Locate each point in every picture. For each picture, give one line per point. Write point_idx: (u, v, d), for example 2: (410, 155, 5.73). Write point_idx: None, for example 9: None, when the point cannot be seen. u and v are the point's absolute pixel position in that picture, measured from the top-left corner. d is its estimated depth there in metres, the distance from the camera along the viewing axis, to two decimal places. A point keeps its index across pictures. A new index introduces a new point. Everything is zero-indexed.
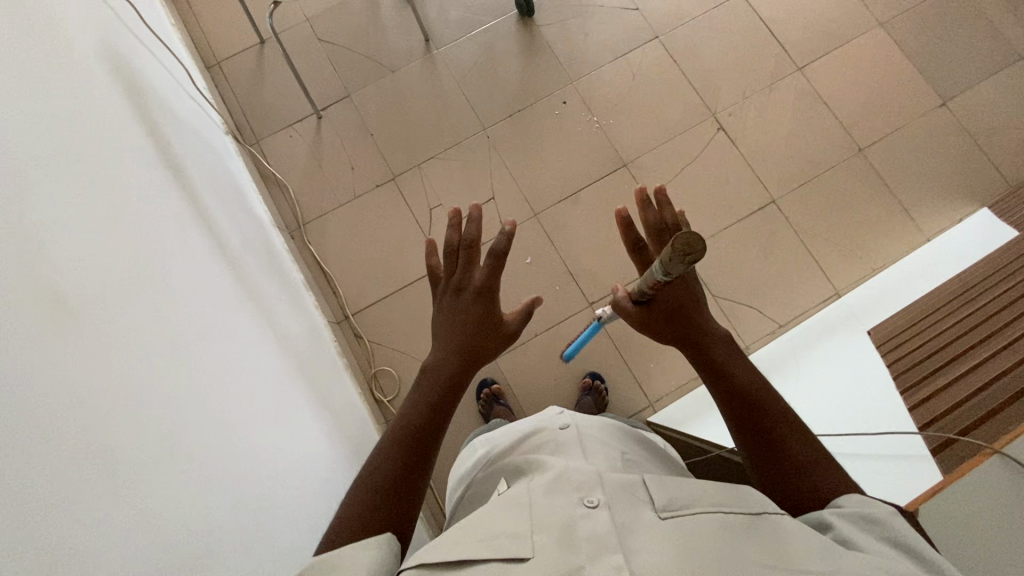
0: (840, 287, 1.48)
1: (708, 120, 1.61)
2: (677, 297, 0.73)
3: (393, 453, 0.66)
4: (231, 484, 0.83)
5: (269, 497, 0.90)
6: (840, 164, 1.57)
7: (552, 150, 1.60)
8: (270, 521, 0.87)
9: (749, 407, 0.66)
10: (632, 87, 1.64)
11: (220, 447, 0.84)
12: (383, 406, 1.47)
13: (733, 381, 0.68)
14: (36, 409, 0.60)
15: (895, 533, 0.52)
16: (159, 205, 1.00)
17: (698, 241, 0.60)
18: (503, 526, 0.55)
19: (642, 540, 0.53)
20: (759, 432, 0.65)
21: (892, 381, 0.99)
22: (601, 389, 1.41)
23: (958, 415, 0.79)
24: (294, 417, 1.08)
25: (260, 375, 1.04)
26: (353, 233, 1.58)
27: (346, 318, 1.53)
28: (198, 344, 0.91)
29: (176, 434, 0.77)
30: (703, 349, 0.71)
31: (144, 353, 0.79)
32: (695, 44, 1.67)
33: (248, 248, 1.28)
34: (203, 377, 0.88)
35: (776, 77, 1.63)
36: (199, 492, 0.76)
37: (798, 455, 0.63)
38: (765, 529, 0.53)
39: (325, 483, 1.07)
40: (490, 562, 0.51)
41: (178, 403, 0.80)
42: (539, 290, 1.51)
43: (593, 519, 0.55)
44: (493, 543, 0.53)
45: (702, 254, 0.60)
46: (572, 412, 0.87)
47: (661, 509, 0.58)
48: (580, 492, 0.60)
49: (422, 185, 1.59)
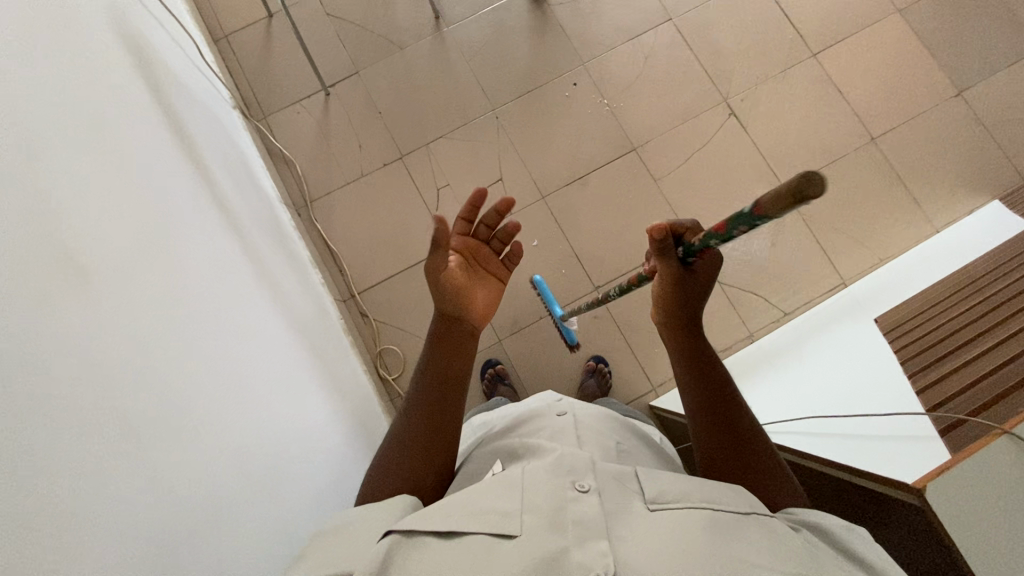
0: (846, 276, 1.48)
1: (720, 105, 1.59)
2: (704, 282, 0.74)
3: (400, 437, 0.68)
4: (235, 457, 0.83)
5: (274, 469, 0.90)
6: (852, 153, 1.56)
7: (561, 133, 1.59)
8: (275, 492, 0.88)
9: (712, 403, 0.71)
10: (643, 70, 1.62)
11: (229, 415, 0.85)
12: (388, 384, 1.50)
13: (706, 376, 0.73)
14: (67, 367, 0.62)
15: (849, 543, 0.54)
16: (169, 174, 1.00)
17: (818, 179, 0.45)
18: (494, 502, 0.56)
19: (629, 529, 0.54)
20: (714, 425, 0.70)
21: (897, 368, 0.98)
22: (604, 371, 1.42)
23: (969, 397, 0.79)
24: (302, 391, 1.10)
25: (267, 348, 1.05)
26: (360, 211, 1.57)
27: (352, 297, 1.54)
28: (206, 314, 0.92)
29: (188, 402, 0.78)
30: (694, 337, 0.76)
31: (157, 321, 0.79)
32: (709, 27, 1.64)
33: (255, 222, 1.28)
34: (212, 348, 0.89)
35: (791, 63, 1.61)
36: (211, 457, 0.78)
37: (746, 453, 0.67)
38: (748, 525, 0.54)
39: (328, 458, 1.08)
40: (477, 538, 0.52)
41: (190, 370, 0.81)
42: (546, 273, 1.52)
43: (582, 503, 0.56)
44: (482, 518, 0.54)
45: (820, 188, 0.44)
46: (571, 400, 0.88)
47: (650, 501, 0.58)
48: (571, 476, 0.60)
49: (429, 165, 1.58)
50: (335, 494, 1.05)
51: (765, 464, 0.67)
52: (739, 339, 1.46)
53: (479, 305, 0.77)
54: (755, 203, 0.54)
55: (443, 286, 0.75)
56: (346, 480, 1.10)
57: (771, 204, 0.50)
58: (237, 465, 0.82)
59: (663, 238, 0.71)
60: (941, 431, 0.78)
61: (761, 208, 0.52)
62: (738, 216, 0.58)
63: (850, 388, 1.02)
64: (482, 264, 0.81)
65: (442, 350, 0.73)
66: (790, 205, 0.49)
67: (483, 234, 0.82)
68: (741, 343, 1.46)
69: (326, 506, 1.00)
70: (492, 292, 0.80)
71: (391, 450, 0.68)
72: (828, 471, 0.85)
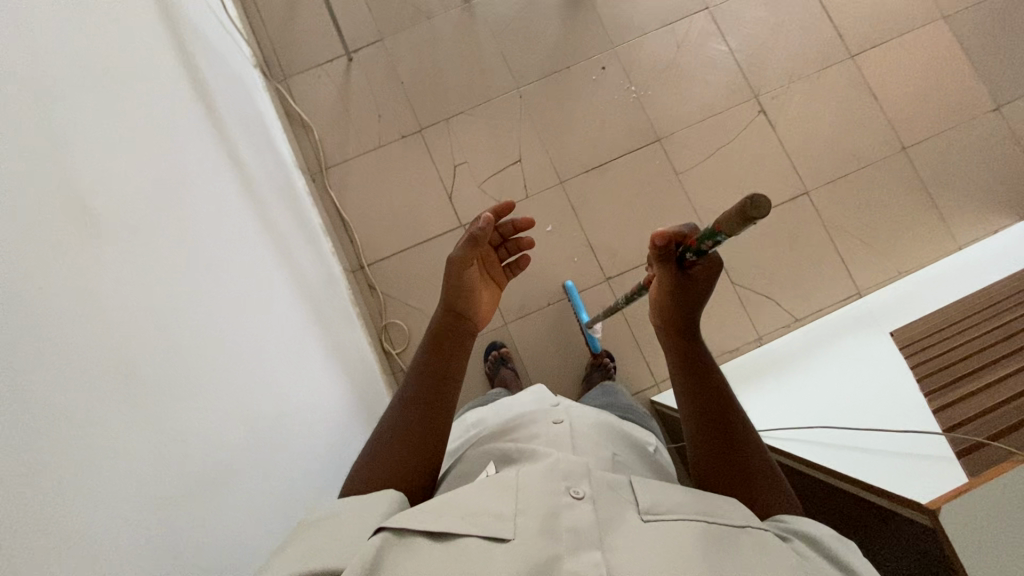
0: (861, 287, 1.46)
1: (750, 101, 1.55)
2: (703, 285, 0.74)
3: (395, 432, 0.67)
4: (238, 420, 0.83)
5: (274, 434, 0.90)
6: (881, 161, 1.52)
7: (584, 118, 1.55)
8: (274, 458, 0.88)
9: (710, 410, 0.70)
10: (674, 59, 1.57)
11: (231, 375, 0.85)
12: (391, 358, 1.50)
13: (705, 383, 0.72)
14: (76, 313, 0.61)
15: (842, 554, 0.53)
16: (185, 128, 0.98)
17: (763, 201, 0.58)
18: (486, 504, 0.56)
19: (623, 540, 0.53)
20: (711, 433, 0.69)
21: (914, 387, 0.96)
22: (609, 366, 1.38)
23: (989, 420, 0.78)
24: (306, 358, 1.10)
25: (273, 312, 1.05)
26: (375, 182, 1.55)
27: (361, 268, 1.53)
28: (213, 272, 0.91)
29: (191, 358, 0.77)
30: (691, 342, 0.77)
31: (165, 274, 0.78)
32: (746, 19, 1.59)
33: (269, 184, 1.27)
34: (219, 307, 0.88)
35: (827, 63, 1.56)
36: (214, 416, 0.78)
37: (742, 463, 0.66)
38: (741, 537, 0.54)
39: (328, 426, 1.08)
40: (470, 540, 0.52)
41: (194, 326, 0.80)
42: (557, 259, 1.50)
43: (576, 511, 0.55)
44: (474, 521, 0.54)
45: (765, 209, 0.58)
46: (566, 404, 0.88)
47: (645, 511, 0.57)
48: (567, 481, 0.59)
49: (448, 141, 1.56)
50: (333, 464, 1.05)
51: (762, 474, 0.65)
52: (747, 342, 1.44)
53: (486, 308, 0.82)
54: (714, 223, 0.66)
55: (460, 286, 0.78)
56: (345, 449, 1.11)
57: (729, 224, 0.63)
58: (240, 428, 0.82)
59: (664, 244, 0.73)
60: (961, 456, 0.76)
61: (721, 226, 0.64)
62: (704, 234, 0.69)
63: (857, 399, 1.01)
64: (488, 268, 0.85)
65: (444, 347, 0.75)
66: (744, 222, 0.61)
67: (495, 241, 0.86)
68: (748, 346, 1.44)
69: (323, 473, 1.01)
70: (494, 297, 0.85)
71: (385, 438, 0.67)
72: (836, 483, 0.85)
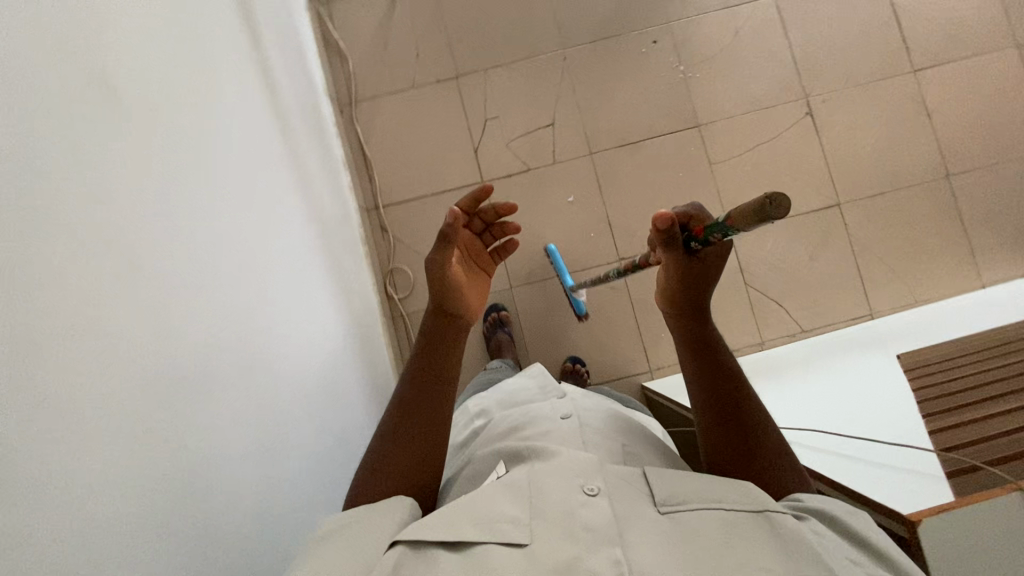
0: (875, 309, 1.43)
1: (799, 101, 1.49)
2: (711, 266, 0.71)
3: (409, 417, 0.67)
4: (260, 330, 0.83)
5: (285, 348, 0.90)
6: (922, 185, 1.47)
7: (626, 92, 1.51)
8: (288, 373, 0.89)
9: (724, 401, 0.70)
10: (729, 44, 1.51)
11: (248, 274, 0.83)
12: (392, 302, 1.50)
13: (717, 372, 0.72)
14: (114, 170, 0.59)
15: (860, 529, 0.52)
16: (224, 26, 0.95)
17: (783, 200, 0.49)
18: (503, 508, 0.56)
19: (641, 535, 0.52)
20: (725, 422, 0.69)
21: (912, 403, 0.93)
22: (582, 374, 1.40)
23: (984, 449, 0.75)
24: (313, 285, 1.09)
25: (287, 230, 1.03)
26: (403, 123, 1.52)
27: (376, 209, 1.51)
28: (238, 173, 0.88)
29: (212, 245, 0.75)
30: (699, 330, 0.75)
31: (196, 157, 0.76)
32: (812, 15, 1.52)
33: (297, 106, 1.25)
34: (241, 208, 0.87)
35: (886, 73, 1.50)
36: (229, 305, 0.76)
37: (760, 451, 0.67)
38: (755, 521, 0.53)
39: (327, 352, 1.08)
40: (486, 546, 0.52)
41: (214, 212, 0.77)
42: (574, 231, 1.48)
43: (592, 508, 0.55)
44: (491, 525, 0.54)
45: (785, 207, 0.49)
46: (571, 395, 0.88)
47: (662, 503, 0.57)
48: (581, 479, 0.59)
49: (483, 92, 1.52)
50: (331, 394, 1.05)
51: (780, 459, 0.66)
52: (748, 344, 1.43)
53: (477, 303, 0.76)
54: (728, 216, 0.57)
55: (445, 282, 0.71)
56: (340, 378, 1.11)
57: (739, 217, 0.54)
58: (259, 335, 0.82)
59: (667, 228, 0.66)
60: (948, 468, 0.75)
61: (734, 221, 0.56)
62: (714, 225, 0.62)
63: (846, 410, 1.00)
64: (473, 259, 0.79)
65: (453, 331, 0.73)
66: (759, 221, 0.53)
67: (477, 228, 0.80)
68: (749, 349, 1.43)
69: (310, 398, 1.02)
70: (483, 288, 0.79)
71: (396, 418, 0.67)
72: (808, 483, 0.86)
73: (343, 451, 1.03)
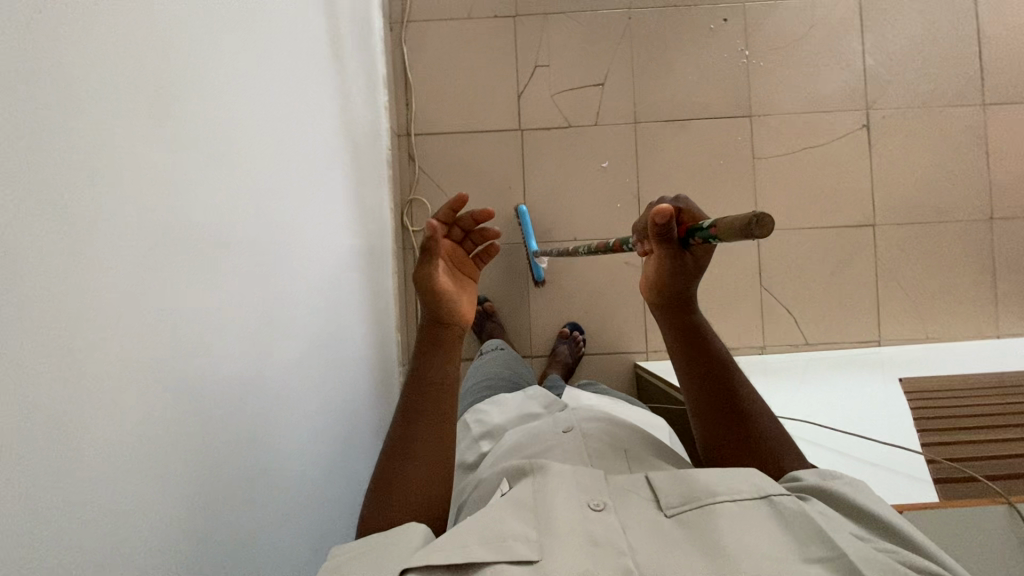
0: (884, 336, 1.41)
1: (859, 111, 1.44)
2: (700, 257, 0.71)
3: (415, 425, 0.66)
4: (271, 212, 0.81)
5: (294, 237, 0.89)
6: (962, 222, 1.42)
7: (685, 66, 1.45)
8: (293, 262, 0.88)
9: (717, 396, 0.71)
10: (800, 38, 1.45)
11: (274, 158, 0.82)
12: (406, 233, 1.48)
13: (711, 368, 0.72)
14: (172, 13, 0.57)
15: (858, 501, 0.52)
16: None
17: (766, 221, 0.48)
18: (512, 527, 0.52)
19: (645, 540, 0.52)
20: (718, 411, 0.70)
21: (910, 419, 0.92)
22: (578, 341, 1.41)
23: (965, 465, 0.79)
24: (334, 195, 1.08)
25: (318, 128, 1.01)
26: (451, 54, 1.47)
27: (407, 135, 1.48)
28: (280, 55, 0.86)
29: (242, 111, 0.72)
30: (688, 329, 0.75)
31: (242, 26, 0.73)
32: (895, 23, 1.45)
33: (349, 10, 1.21)
34: (277, 91, 0.84)
35: (956, 100, 1.44)
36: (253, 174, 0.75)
37: (755, 438, 0.67)
38: (760, 516, 0.53)
39: (336, 263, 1.07)
40: (495, 566, 0.48)
41: (251, 81, 0.75)
42: (601, 198, 1.45)
43: (599, 521, 0.54)
44: (498, 545, 0.50)
45: (767, 228, 0.47)
46: (572, 410, 0.89)
47: (668, 507, 0.57)
48: (585, 494, 0.58)
49: (539, 37, 1.46)
50: (334, 303, 1.05)
51: (774, 443, 0.67)
52: (750, 345, 1.42)
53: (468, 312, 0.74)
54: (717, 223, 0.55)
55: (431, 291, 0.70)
56: (344, 291, 1.11)
57: (726, 229, 0.53)
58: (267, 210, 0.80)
59: (664, 223, 0.66)
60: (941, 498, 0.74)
61: (720, 229, 0.54)
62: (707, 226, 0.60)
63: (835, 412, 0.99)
64: (456, 268, 0.77)
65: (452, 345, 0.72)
66: (741, 234, 0.51)
67: (457, 235, 0.76)
68: (750, 350, 1.42)
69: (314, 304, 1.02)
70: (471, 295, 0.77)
71: (401, 425, 0.66)
72: None
73: (335, 362, 1.04)
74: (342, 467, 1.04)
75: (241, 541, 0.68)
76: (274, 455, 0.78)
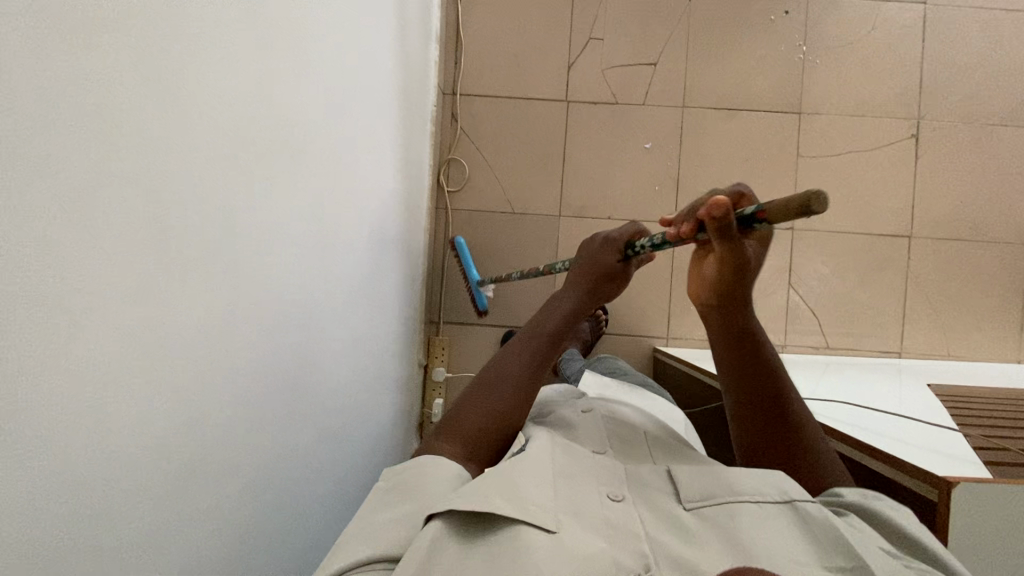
0: (904, 349, 1.41)
1: (910, 120, 1.42)
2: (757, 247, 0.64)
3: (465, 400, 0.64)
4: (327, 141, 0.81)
5: (343, 172, 0.89)
6: (1000, 242, 1.41)
7: (740, 55, 1.43)
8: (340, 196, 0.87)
9: (756, 395, 0.65)
10: (860, 39, 1.42)
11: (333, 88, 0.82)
12: (441, 192, 1.47)
13: (749, 364, 0.67)
14: None
15: (895, 520, 0.46)
16: None
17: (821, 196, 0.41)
18: (532, 488, 0.48)
19: (662, 535, 0.47)
20: (756, 409, 0.65)
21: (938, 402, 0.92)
22: (601, 319, 1.40)
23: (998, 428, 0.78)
24: (382, 138, 1.07)
25: (374, 68, 1.00)
26: (506, 16, 1.46)
27: (452, 94, 1.47)
28: None
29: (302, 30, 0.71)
30: (727, 322, 0.69)
31: None
32: (959, 35, 1.42)
33: None
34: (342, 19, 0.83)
35: (1010, 120, 1.41)
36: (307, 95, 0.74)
37: (796, 442, 0.61)
38: (781, 522, 0.47)
39: (377, 206, 1.07)
40: (518, 527, 0.44)
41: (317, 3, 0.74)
42: (640, 179, 1.44)
43: (619, 511, 0.49)
44: (518, 503, 0.46)
45: (819, 204, 0.41)
46: (590, 398, 0.83)
47: (687, 500, 0.51)
48: (603, 484, 0.53)
49: (596, 8, 1.44)
50: (371, 246, 1.05)
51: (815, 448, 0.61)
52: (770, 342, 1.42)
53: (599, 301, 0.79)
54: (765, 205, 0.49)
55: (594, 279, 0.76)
56: (381, 237, 1.10)
57: (776, 210, 0.47)
58: (323, 139, 0.80)
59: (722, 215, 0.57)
60: None
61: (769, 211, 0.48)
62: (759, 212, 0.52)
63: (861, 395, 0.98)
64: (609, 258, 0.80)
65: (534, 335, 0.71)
66: (792, 213, 0.44)
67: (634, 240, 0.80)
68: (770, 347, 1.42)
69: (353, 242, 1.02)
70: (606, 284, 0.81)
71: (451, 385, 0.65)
72: None
73: (366, 305, 1.04)
74: (362, 410, 1.05)
75: (272, 460, 0.69)
76: (306, 382, 0.79)
